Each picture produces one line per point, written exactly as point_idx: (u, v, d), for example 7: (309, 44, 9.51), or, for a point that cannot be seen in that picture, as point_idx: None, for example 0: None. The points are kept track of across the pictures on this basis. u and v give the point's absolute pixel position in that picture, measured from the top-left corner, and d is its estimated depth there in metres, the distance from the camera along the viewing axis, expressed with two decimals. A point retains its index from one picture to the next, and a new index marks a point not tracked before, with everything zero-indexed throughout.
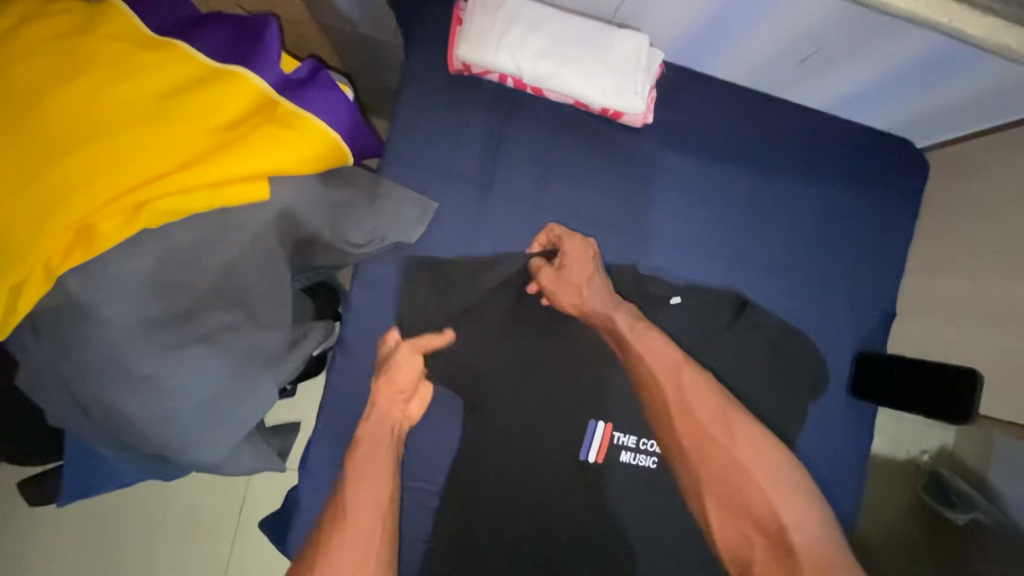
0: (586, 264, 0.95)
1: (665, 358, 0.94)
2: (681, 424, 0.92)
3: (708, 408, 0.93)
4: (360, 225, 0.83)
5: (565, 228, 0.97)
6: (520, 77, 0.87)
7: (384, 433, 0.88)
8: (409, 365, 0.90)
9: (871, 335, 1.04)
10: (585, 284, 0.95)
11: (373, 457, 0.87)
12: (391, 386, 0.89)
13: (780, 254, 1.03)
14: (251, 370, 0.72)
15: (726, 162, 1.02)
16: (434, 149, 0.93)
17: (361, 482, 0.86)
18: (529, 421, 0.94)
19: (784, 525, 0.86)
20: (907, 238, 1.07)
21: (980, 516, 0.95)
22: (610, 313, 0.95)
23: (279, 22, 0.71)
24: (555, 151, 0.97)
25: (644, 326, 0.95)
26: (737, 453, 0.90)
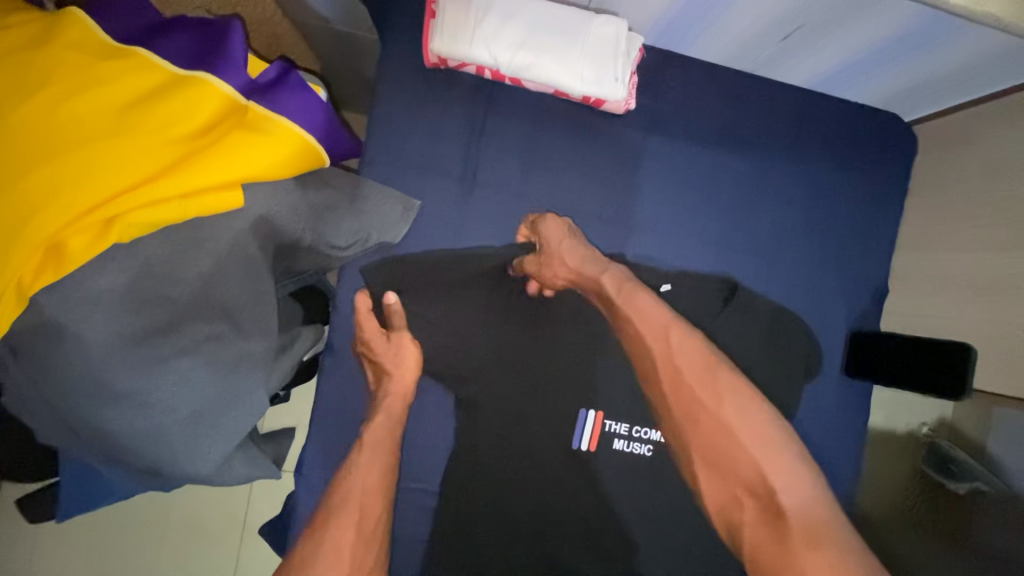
0: (567, 240, 0.94)
1: (654, 320, 0.94)
2: (672, 389, 0.92)
3: (696, 371, 0.93)
4: (341, 226, 0.82)
5: (540, 214, 0.95)
6: (498, 68, 0.86)
7: (387, 426, 0.89)
8: (392, 358, 0.90)
9: (863, 312, 1.04)
10: (570, 256, 0.94)
11: (372, 454, 0.88)
12: (395, 380, 0.90)
13: (769, 236, 1.02)
14: (241, 380, 0.72)
15: (711, 145, 1.00)
16: (413, 145, 0.92)
17: (360, 479, 0.86)
18: (523, 416, 0.93)
19: (768, 484, 0.87)
20: (897, 213, 1.06)
21: (981, 485, 0.91)
22: (599, 277, 0.95)
23: (243, 25, 0.70)
24: (537, 141, 0.95)
25: (632, 286, 0.95)
26: (725, 413, 0.91)
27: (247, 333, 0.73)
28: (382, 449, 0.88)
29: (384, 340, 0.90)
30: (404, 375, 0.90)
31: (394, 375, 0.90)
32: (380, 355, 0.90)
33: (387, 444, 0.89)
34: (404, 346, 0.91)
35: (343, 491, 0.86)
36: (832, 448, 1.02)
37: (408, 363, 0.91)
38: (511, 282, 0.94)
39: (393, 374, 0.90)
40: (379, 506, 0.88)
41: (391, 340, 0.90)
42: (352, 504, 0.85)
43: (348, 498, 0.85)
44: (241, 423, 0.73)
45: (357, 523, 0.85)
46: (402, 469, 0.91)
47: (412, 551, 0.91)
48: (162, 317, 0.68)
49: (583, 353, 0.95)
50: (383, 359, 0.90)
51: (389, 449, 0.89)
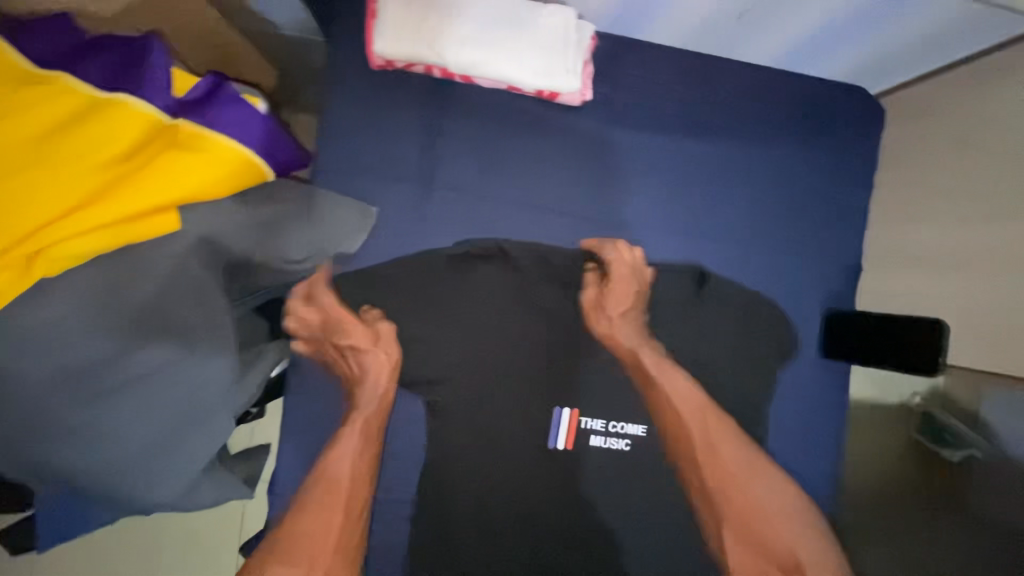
0: (624, 295, 0.96)
1: (690, 401, 0.94)
2: (709, 464, 0.94)
3: (736, 452, 0.94)
4: (298, 237, 0.80)
5: (608, 238, 0.97)
6: (445, 67, 0.83)
7: (370, 422, 0.90)
8: (373, 361, 0.90)
9: (837, 292, 1.03)
10: (619, 317, 0.96)
11: (352, 449, 0.88)
12: (373, 373, 0.90)
13: (737, 221, 1.00)
14: (205, 402, 0.72)
15: (674, 132, 0.98)
16: (367, 152, 0.89)
17: (339, 470, 0.87)
18: (496, 419, 0.92)
19: (800, 563, 0.92)
20: (867, 188, 1.04)
21: (976, 453, 0.85)
22: (638, 350, 0.95)
23: (162, 40, 0.66)
24: (494, 139, 0.93)
25: (669, 364, 0.96)
26: (757, 491, 0.94)
27: (205, 358, 0.71)
28: (364, 441, 0.89)
29: (365, 333, 0.90)
30: (382, 370, 0.90)
31: (373, 369, 0.90)
32: (360, 348, 0.90)
33: (371, 437, 0.90)
34: (385, 340, 0.91)
35: (318, 488, 0.86)
36: (812, 431, 1.01)
37: (388, 359, 0.91)
38: (477, 285, 0.93)
39: (373, 369, 0.90)
40: (357, 500, 0.87)
41: (370, 334, 0.90)
42: (328, 498, 0.86)
43: (323, 490, 0.86)
44: (208, 445, 0.73)
45: (333, 515, 0.85)
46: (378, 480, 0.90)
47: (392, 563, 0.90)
48: (114, 346, 0.66)
49: (554, 353, 0.94)
50: (360, 354, 0.90)
51: (372, 448, 0.90)
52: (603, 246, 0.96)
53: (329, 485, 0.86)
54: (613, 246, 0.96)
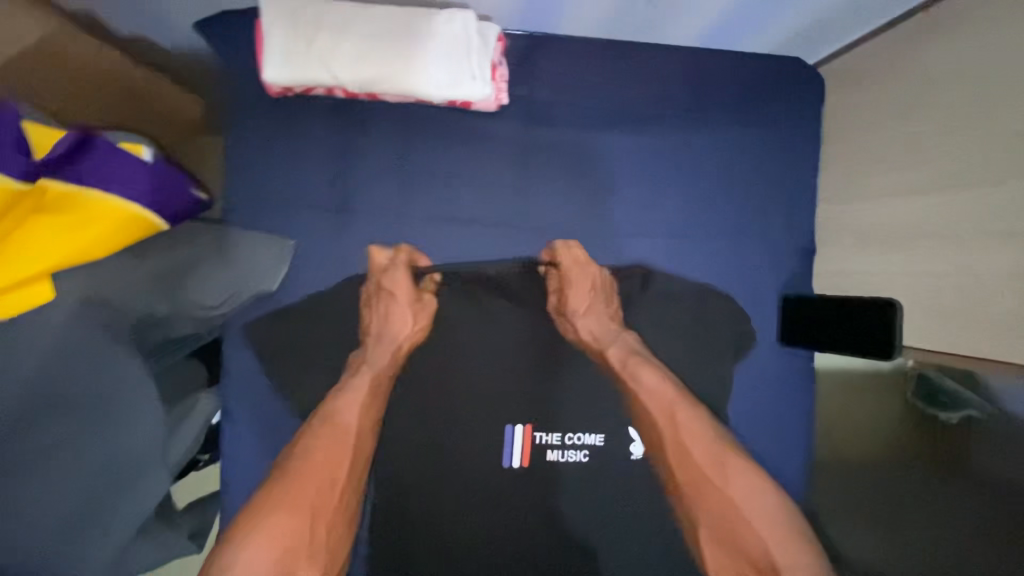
0: (583, 286, 0.90)
1: (659, 395, 0.84)
2: (676, 456, 0.81)
3: (695, 437, 0.81)
4: (209, 284, 0.76)
5: (563, 241, 0.92)
6: (344, 87, 0.78)
7: (379, 375, 0.85)
8: (401, 322, 0.87)
9: (793, 274, 0.98)
10: (578, 306, 0.90)
11: (359, 398, 0.82)
12: (397, 327, 0.86)
13: (678, 212, 0.96)
14: (129, 460, 0.70)
15: (602, 127, 0.93)
16: (280, 183, 0.86)
17: (348, 419, 0.81)
18: (446, 444, 0.89)
19: (777, 566, 0.70)
20: (813, 163, 0.99)
21: (974, 414, 0.73)
22: (607, 345, 0.90)
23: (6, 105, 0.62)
24: (412, 154, 0.88)
25: (637, 359, 0.88)
26: (729, 486, 0.77)
27: (123, 423, 0.69)
28: (372, 394, 0.84)
29: (406, 287, 0.86)
30: (404, 330, 0.87)
31: (398, 324, 0.87)
32: (394, 297, 0.86)
33: (379, 390, 0.85)
34: (419, 308, 0.88)
35: (326, 435, 0.79)
36: (778, 421, 0.98)
37: (416, 320, 0.88)
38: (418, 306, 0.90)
39: (395, 323, 0.86)
40: (359, 456, 0.81)
41: (414, 294, 0.88)
42: (337, 447, 0.78)
43: (330, 440, 0.78)
44: (133, 509, 0.72)
45: (341, 467, 0.78)
46: None
47: None
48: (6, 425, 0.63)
49: (501, 370, 0.91)
50: (390, 303, 0.86)
51: (377, 405, 0.84)
52: (552, 249, 0.91)
53: (337, 435, 0.79)
54: (567, 247, 0.91)
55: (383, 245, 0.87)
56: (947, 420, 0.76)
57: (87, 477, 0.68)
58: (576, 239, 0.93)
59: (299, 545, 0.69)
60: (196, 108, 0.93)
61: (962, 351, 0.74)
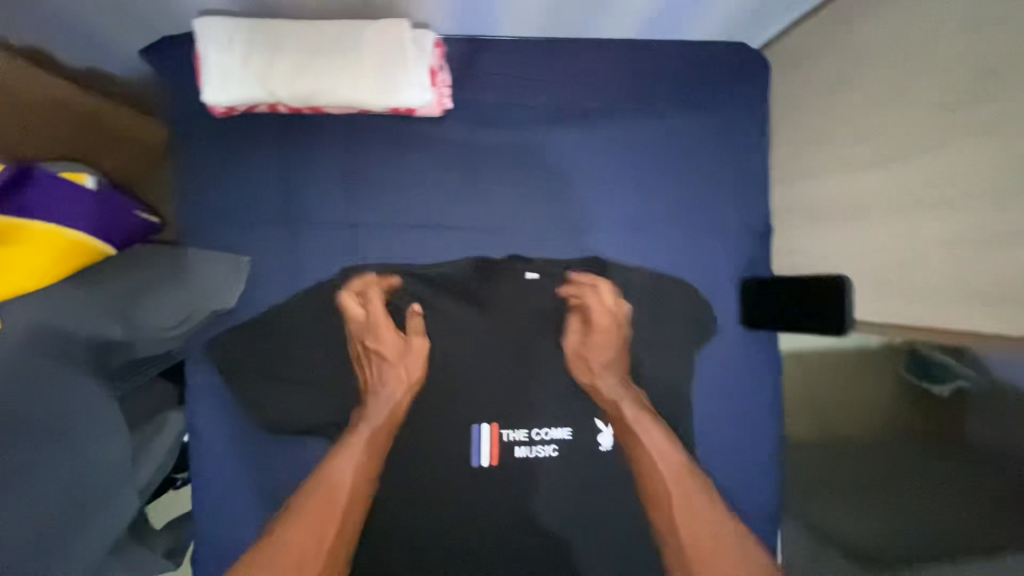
0: (609, 334, 0.93)
1: (670, 457, 0.90)
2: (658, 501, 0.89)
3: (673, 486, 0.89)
4: (164, 304, 0.78)
5: (596, 277, 0.94)
6: (284, 102, 0.79)
7: (373, 433, 0.87)
8: (387, 377, 0.88)
9: (750, 258, 0.99)
10: (602, 354, 0.93)
11: (356, 455, 0.86)
12: (391, 384, 0.88)
13: (631, 203, 0.97)
14: (100, 488, 0.71)
15: (549, 124, 0.94)
16: (231, 201, 0.87)
17: (337, 479, 0.85)
18: (413, 449, 0.89)
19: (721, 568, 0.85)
20: (763, 146, 0.99)
21: (964, 384, 0.67)
22: (620, 400, 0.92)
23: None
24: (360, 164, 0.89)
25: (647, 420, 0.91)
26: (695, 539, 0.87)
27: (86, 444, 0.70)
28: (366, 453, 0.86)
29: (392, 337, 0.88)
30: (397, 382, 0.88)
31: (389, 380, 0.88)
32: (382, 352, 0.87)
33: (375, 446, 0.87)
34: (410, 355, 0.89)
35: (319, 490, 0.85)
36: (742, 403, 0.99)
37: (410, 375, 0.89)
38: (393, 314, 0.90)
39: (384, 375, 0.88)
40: (353, 515, 0.85)
41: (401, 343, 0.88)
42: (328, 504, 0.84)
43: (324, 496, 0.84)
44: (110, 526, 0.73)
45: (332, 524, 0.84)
46: None
47: None
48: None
49: (466, 372, 0.91)
50: (378, 356, 0.87)
51: (372, 464, 0.87)
52: (581, 288, 0.93)
53: (330, 493, 0.85)
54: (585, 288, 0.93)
55: (349, 287, 0.88)
56: (940, 393, 0.71)
57: (59, 501, 0.67)
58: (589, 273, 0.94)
59: None
60: (157, 127, 0.89)
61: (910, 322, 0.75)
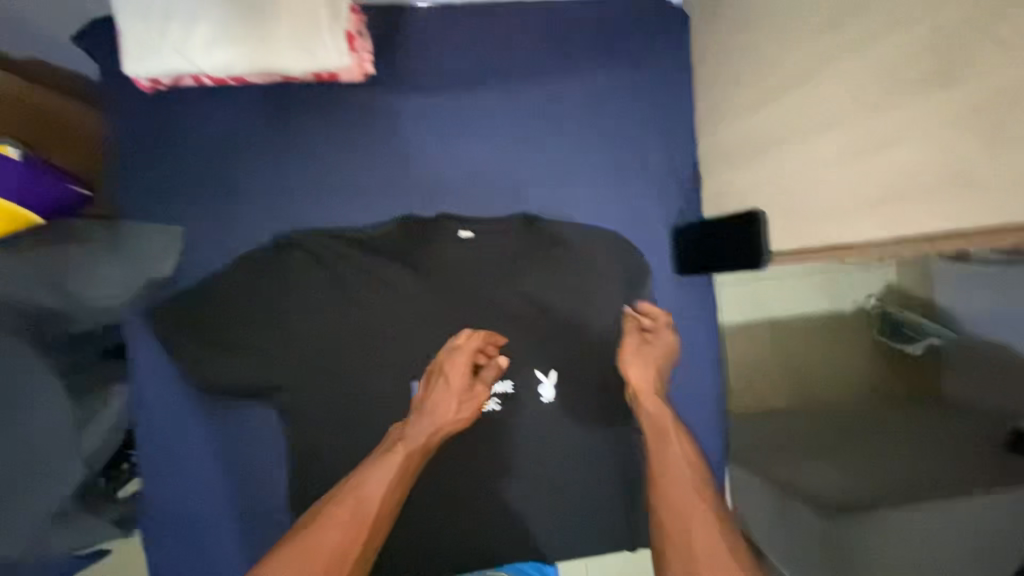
0: (664, 359, 0.92)
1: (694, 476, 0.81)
2: (666, 495, 0.79)
3: (682, 483, 0.80)
4: (100, 276, 0.80)
5: (666, 317, 0.95)
6: (204, 71, 0.82)
7: (411, 456, 0.81)
8: (445, 402, 0.85)
9: (679, 207, 1.01)
10: (657, 366, 0.91)
11: (388, 475, 0.78)
12: (443, 409, 0.85)
13: (559, 160, 0.99)
14: (43, 453, 0.75)
15: (472, 86, 0.96)
16: (164, 175, 0.89)
17: (372, 495, 0.76)
18: (354, 408, 0.91)
19: None
20: (687, 96, 1.01)
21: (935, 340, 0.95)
22: (660, 413, 0.87)
23: None
24: (288, 134, 0.91)
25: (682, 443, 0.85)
26: (701, 551, 0.72)
27: (30, 410, 0.74)
28: (400, 475, 0.79)
29: (464, 375, 0.87)
30: (447, 413, 0.85)
31: (443, 407, 0.85)
32: (450, 380, 0.86)
33: (406, 472, 0.80)
34: (468, 396, 0.87)
35: (349, 505, 0.75)
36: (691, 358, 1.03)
37: (460, 411, 0.86)
38: (328, 278, 0.91)
39: (442, 405, 0.85)
40: (369, 552, 0.74)
41: (467, 381, 0.87)
42: (354, 522, 0.74)
43: (351, 512, 0.75)
44: (57, 493, 0.76)
45: (348, 556, 0.71)
46: (249, 494, 0.91)
47: None
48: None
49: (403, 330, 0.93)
50: (444, 386, 0.86)
51: (400, 490, 0.79)
52: (654, 312, 0.95)
53: (359, 508, 0.75)
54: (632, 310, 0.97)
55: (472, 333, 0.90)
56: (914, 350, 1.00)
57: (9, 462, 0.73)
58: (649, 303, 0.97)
59: None
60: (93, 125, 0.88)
61: (803, 248, 0.76)
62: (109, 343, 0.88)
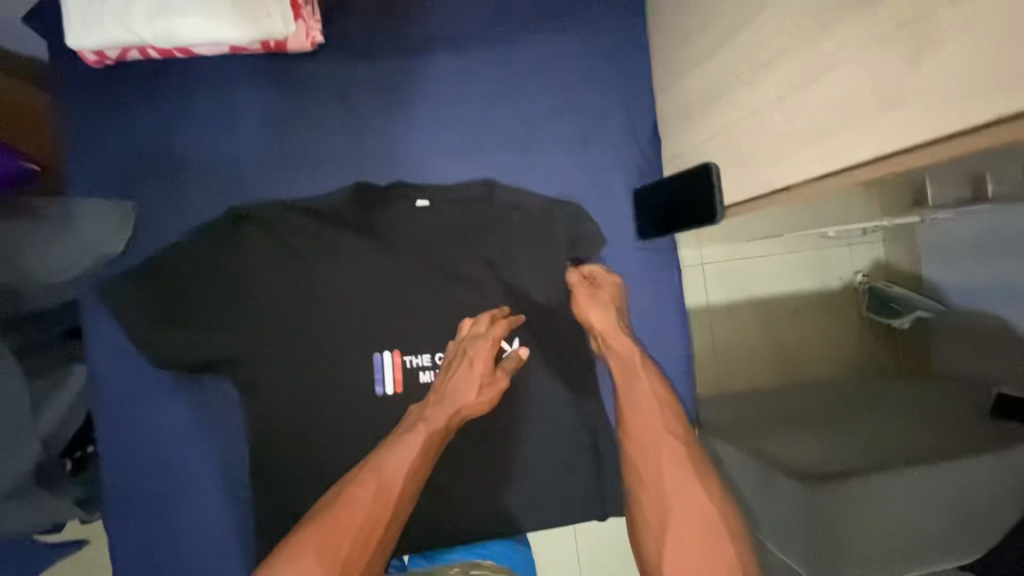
0: (618, 303, 0.96)
1: (669, 425, 0.92)
2: (639, 444, 0.91)
3: (654, 433, 0.91)
4: (51, 250, 0.84)
5: (604, 266, 0.98)
6: (148, 43, 0.81)
7: (432, 436, 0.87)
8: (465, 382, 0.89)
9: (640, 171, 1.00)
10: (615, 310, 0.95)
11: (411, 455, 0.85)
12: (462, 392, 0.89)
13: (516, 125, 0.98)
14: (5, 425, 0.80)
15: (424, 53, 0.96)
16: (115, 149, 0.89)
17: (395, 474, 0.84)
18: (314, 380, 0.90)
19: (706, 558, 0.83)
20: (642, 56, 1.00)
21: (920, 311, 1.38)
22: (626, 355, 0.94)
23: None
24: (239, 106, 0.91)
25: (664, 400, 0.94)
26: (670, 491, 0.88)
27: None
28: (423, 454, 0.85)
29: (487, 362, 0.90)
30: (468, 395, 0.89)
31: (462, 389, 0.89)
32: (473, 366, 0.90)
33: (429, 452, 0.86)
34: (489, 381, 0.91)
35: (373, 484, 0.83)
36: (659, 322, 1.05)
37: (475, 393, 0.89)
38: (282, 250, 0.90)
39: (464, 391, 0.89)
40: (397, 520, 0.84)
41: (489, 372, 0.91)
42: (380, 499, 0.83)
43: (377, 491, 0.83)
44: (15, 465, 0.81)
45: (380, 525, 0.82)
46: (211, 468, 0.91)
47: (245, 545, 0.91)
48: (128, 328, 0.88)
49: (362, 299, 0.92)
50: (467, 372, 0.89)
51: (424, 466, 0.86)
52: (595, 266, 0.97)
53: (384, 486, 0.83)
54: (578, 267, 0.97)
55: (498, 314, 0.94)
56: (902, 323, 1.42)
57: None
58: (597, 261, 0.98)
59: None
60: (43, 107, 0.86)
61: (752, 197, 0.75)
62: (66, 324, 0.87)
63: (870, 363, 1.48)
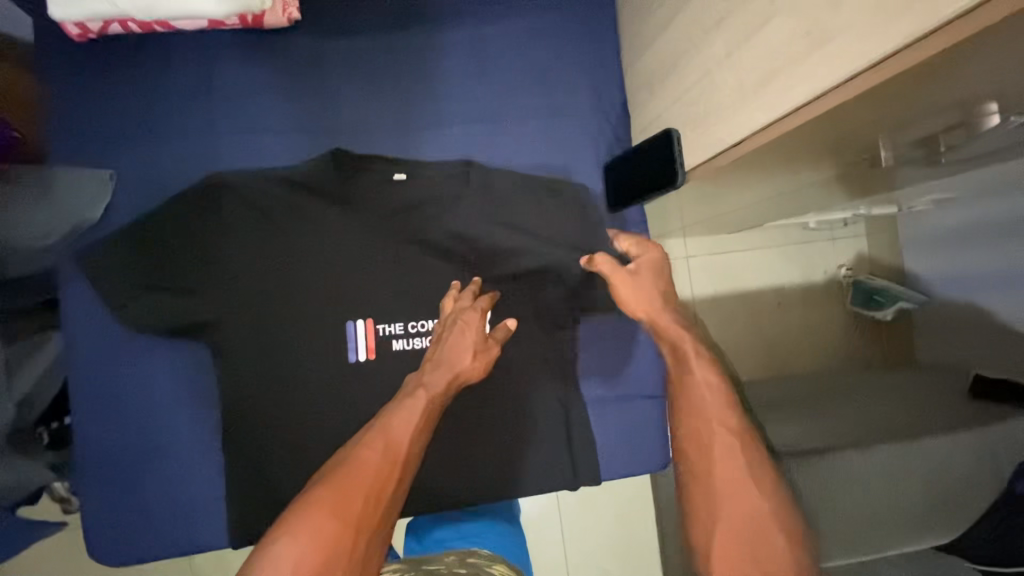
0: (655, 276, 0.95)
1: (717, 402, 0.86)
2: (686, 417, 0.87)
3: (702, 412, 0.86)
4: (34, 213, 0.88)
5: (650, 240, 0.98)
6: (129, 16, 0.84)
7: (433, 400, 0.85)
8: (460, 346, 0.88)
9: (609, 145, 1.02)
10: (653, 286, 0.93)
11: (413, 418, 0.82)
12: (458, 355, 0.87)
13: (488, 101, 1.00)
14: None
15: (398, 30, 0.99)
16: (96, 120, 0.92)
17: (399, 434, 0.80)
18: (288, 347, 0.91)
19: (768, 521, 0.75)
20: (611, 35, 1.03)
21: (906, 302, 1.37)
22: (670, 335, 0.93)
23: None
24: (218, 80, 0.94)
25: (711, 378, 0.89)
26: (718, 482, 0.79)
27: None
28: (424, 415, 0.83)
29: (478, 330, 0.89)
30: (460, 360, 0.87)
31: (456, 354, 0.87)
32: (465, 333, 0.89)
33: (431, 415, 0.84)
34: (483, 346, 0.90)
35: (377, 446, 0.79)
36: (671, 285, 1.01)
37: (470, 358, 0.88)
38: (261, 220, 0.92)
39: (458, 356, 0.87)
40: (404, 482, 0.79)
41: (482, 340, 0.90)
42: (384, 460, 0.78)
43: (381, 451, 0.79)
44: None
45: (389, 485, 0.77)
46: (185, 434, 0.92)
47: (215, 510, 0.91)
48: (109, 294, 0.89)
49: (337, 268, 0.94)
50: (458, 338, 0.88)
51: (428, 430, 0.84)
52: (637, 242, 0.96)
53: (388, 445, 0.79)
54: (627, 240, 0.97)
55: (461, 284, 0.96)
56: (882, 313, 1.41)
57: None
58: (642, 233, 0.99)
59: (326, 550, 0.69)
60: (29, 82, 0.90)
61: (710, 158, 0.77)
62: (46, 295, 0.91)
63: (847, 350, 1.49)
